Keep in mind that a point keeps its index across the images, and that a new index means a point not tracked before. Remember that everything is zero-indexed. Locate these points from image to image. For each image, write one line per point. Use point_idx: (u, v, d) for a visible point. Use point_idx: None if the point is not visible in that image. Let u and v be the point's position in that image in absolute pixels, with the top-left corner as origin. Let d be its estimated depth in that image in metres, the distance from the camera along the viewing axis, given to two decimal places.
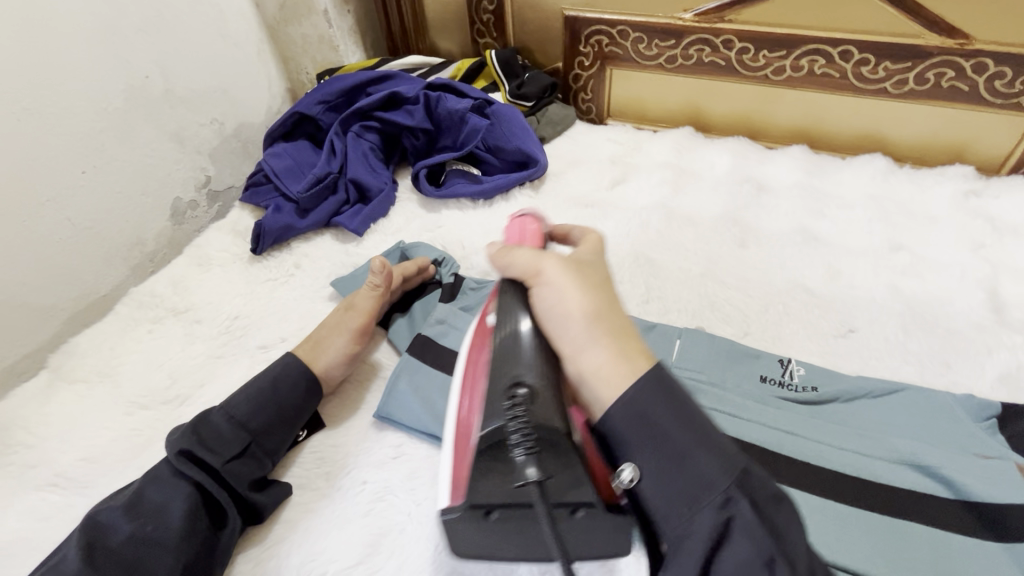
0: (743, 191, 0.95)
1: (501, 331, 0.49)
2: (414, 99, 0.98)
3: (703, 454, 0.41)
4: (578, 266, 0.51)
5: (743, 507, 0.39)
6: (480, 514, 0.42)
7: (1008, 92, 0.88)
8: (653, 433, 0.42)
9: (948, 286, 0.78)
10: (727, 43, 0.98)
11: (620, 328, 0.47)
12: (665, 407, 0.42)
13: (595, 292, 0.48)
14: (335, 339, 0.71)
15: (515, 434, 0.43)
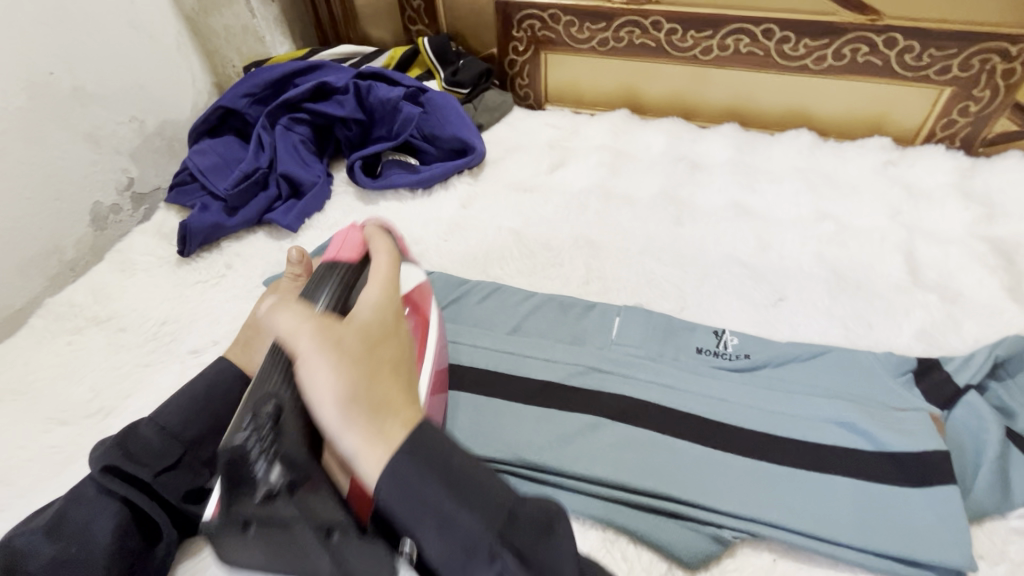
0: (678, 169, 0.97)
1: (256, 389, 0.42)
2: (344, 89, 0.95)
3: (461, 511, 0.37)
4: (348, 331, 0.43)
5: (511, 562, 0.36)
6: (238, 525, 0.39)
7: (918, 65, 0.92)
8: (410, 502, 0.38)
9: (869, 251, 0.82)
10: (655, 24, 0.99)
11: (378, 403, 0.40)
12: (419, 471, 0.38)
13: (354, 367, 0.40)
14: (267, 338, 0.65)
15: (252, 445, 0.39)
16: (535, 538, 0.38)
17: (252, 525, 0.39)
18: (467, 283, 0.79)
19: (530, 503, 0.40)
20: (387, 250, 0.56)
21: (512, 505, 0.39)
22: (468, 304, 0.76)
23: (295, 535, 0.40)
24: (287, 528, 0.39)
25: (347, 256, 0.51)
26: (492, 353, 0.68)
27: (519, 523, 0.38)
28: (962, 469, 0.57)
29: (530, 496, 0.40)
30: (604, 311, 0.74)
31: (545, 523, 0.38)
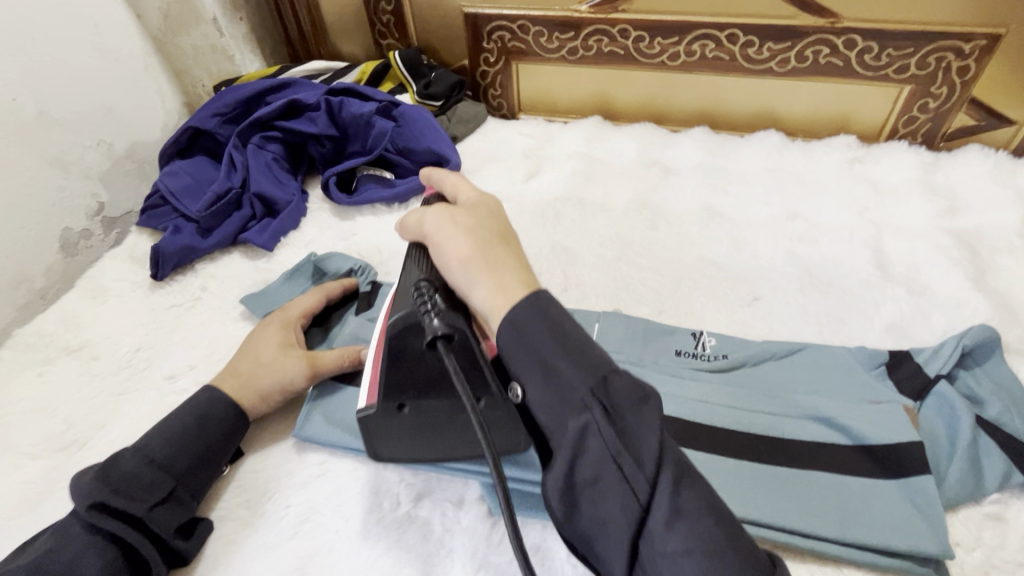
0: (652, 174, 0.98)
1: (408, 280, 0.52)
2: (315, 105, 0.95)
3: (569, 364, 0.40)
4: (462, 212, 0.49)
5: (600, 417, 0.39)
6: (394, 408, 0.52)
7: (877, 64, 0.95)
8: (523, 345, 0.41)
9: (838, 248, 0.84)
10: (623, 32, 1.01)
11: (498, 259, 0.45)
12: (540, 320, 0.41)
13: (473, 233, 0.47)
14: (267, 372, 0.65)
15: (423, 305, 0.47)
16: (627, 406, 0.39)
17: (406, 405, 0.52)
18: None
19: (631, 376, 0.41)
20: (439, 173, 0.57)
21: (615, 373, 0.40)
22: None
23: (442, 405, 0.52)
24: (435, 395, 0.51)
25: (426, 213, 0.50)
26: None
27: (616, 389, 0.40)
28: (935, 466, 0.58)
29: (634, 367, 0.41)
30: (584, 318, 0.74)
31: (644, 399, 0.40)
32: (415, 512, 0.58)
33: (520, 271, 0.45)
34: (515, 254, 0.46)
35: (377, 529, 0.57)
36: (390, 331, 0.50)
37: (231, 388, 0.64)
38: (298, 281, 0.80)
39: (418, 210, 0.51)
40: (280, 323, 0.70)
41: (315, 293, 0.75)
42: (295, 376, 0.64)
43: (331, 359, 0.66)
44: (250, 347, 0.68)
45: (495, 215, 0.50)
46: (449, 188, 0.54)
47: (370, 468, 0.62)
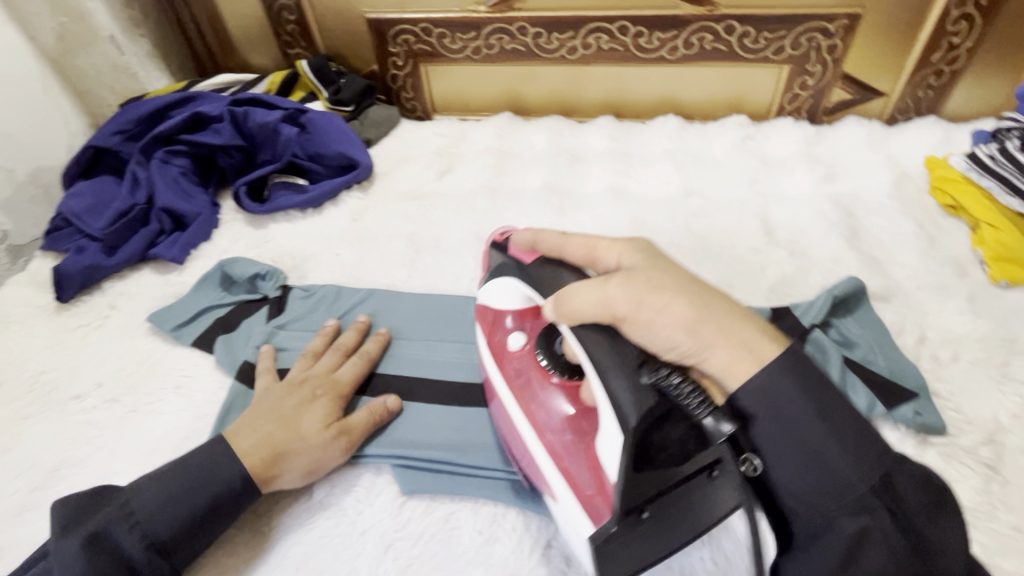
0: (559, 162, 1.02)
1: (610, 369, 0.45)
2: (220, 117, 0.95)
3: (842, 456, 0.42)
4: (653, 276, 0.49)
5: (880, 521, 0.41)
6: (636, 517, 0.43)
7: (756, 47, 1.02)
8: (779, 419, 0.44)
9: (730, 218, 0.89)
10: (521, 30, 1.05)
11: (732, 315, 0.48)
12: (799, 397, 0.44)
13: (684, 294, 0.48)
14: (302, 422, 0.60)
15: (688, 399, 0.43)
16: (918, 506, 0.42)
17: (647, 511, 0.44)
18: (361, 294, 0.81)
19: (914, 471, 0.43)
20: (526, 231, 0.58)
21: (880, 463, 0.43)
22: (363, 312, 0.78)
23: (684, 495, 0.44)
24: (673, 497, 0.44)
25: (607, 288, 0.47)
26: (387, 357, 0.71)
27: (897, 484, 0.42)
28: None
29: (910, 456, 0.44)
30: None
31: (930, 498, 0.42)
32: (326, 498, 0.60)
33: (745, 322, 0.47)
34: (723, 299, 0.49)
35: (290, 521, 0.59)
36: (635, 426, 0.43)
37: (245, 446, 0.57)
38: (206, 289, 0.82)
39: (592, 285, 0.48)
40: (308, 382, 0.64)
41: (333, 350, 0.69)
42: (332, 452, 0.59)
43: (361, 419, 0.62)
44: (255, 410, 0.61)
45: (653, 255, 0.52)
46: (578, 249, 0.54)
47: None
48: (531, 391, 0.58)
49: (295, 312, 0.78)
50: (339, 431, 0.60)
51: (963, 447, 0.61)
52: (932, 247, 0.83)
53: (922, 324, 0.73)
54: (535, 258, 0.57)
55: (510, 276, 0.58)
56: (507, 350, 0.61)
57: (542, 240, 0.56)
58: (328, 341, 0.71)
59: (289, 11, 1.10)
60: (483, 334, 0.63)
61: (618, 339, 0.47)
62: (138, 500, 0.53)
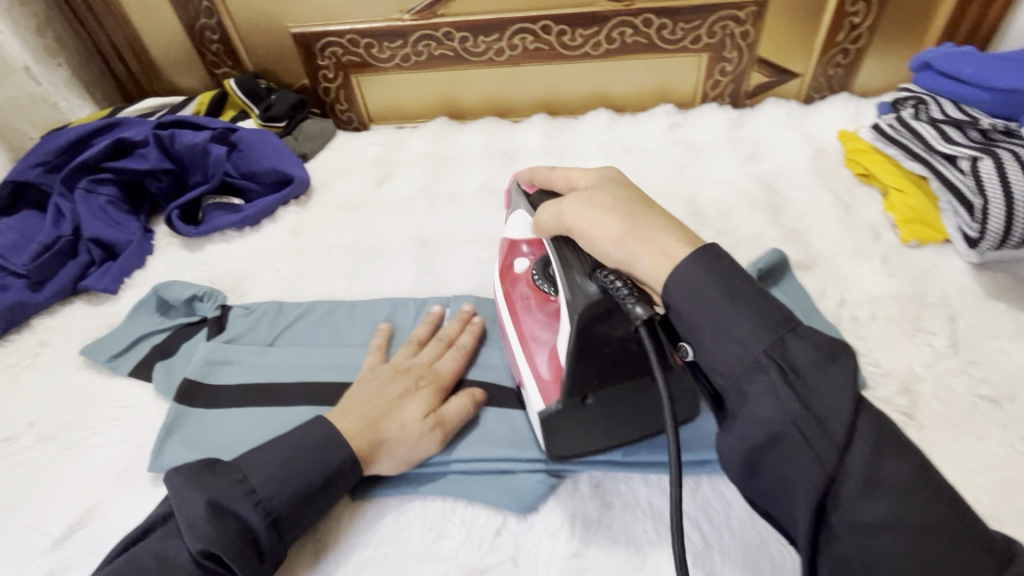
0: (495, 161, 1.04)
1: (572, 269, 0.53)
2: (145, 141, 0.94)
3: (743, 322, 0.40)
4: (598, 195, 0.51)
5: (778, 377, 0.38)
6: (578, 402, 0.54)
7: (675, 38, 1.06)
8: (756, 365, 0.39)
9: (661, 204, 0.93)
10: (448, 35, 1.06)
11: (672, 225, 0.47)
12: (774, 341, 0.39)
13: (621, 211, 0.49)
14: (406, 406, 0.61)
15: (620, 292, 0.47)
16: (809, 365, 0.38)
17: (588, 397, 0.54)
18: (304, 306, 0.81)
19: (814, 335, 0.39)
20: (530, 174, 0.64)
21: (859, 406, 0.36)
22: (306, 325, 0.78)
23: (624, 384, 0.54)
24: (617, 380, 0.54)
25: (562, 205, 0.53)
26: (332, 366, 0.72)
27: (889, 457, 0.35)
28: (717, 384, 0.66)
29: (819, 325, 0.40)
30: (434, 306, 0.79)
31: (827, 354, 0.38)
32: None
33: (679, 232, 0.46)
34: (664, 215, 0.49)
35: None
36: (579, 324, 0.51)
37: (348, 428, 0.57)
38: (143, 315, 0.80)
39: (553, 202, 0.54)
40: (412, 372, 0.65)
41: (436, 340, 0.69)
42: (428, 443, 0.59)
43: (455, 412, 0.62)
44: (358, 395, 0.61)
45: (623, 185, 0.53)
46: (561, 181, 0.59)
47: None
48: (529, 313, 0.64)
49: (236, 330, 0.77)
50: (436, 422, 0.60)
51: (882, 398, 0.64)
52: (848, 214, 0.87)
53: (842, 288, 0.77)
54: (536, 190, 0.63)
55: (520, 212, 0.65)
56: (514, 272, 0.67)
57: (539, 175, 0.63)
58: (432, 330, 0.71)
59: (211, 31, 1.09)
60: (501, 259, 0.69)
61: (575, 250, 0.54)
62: (257, 475, 0.53)
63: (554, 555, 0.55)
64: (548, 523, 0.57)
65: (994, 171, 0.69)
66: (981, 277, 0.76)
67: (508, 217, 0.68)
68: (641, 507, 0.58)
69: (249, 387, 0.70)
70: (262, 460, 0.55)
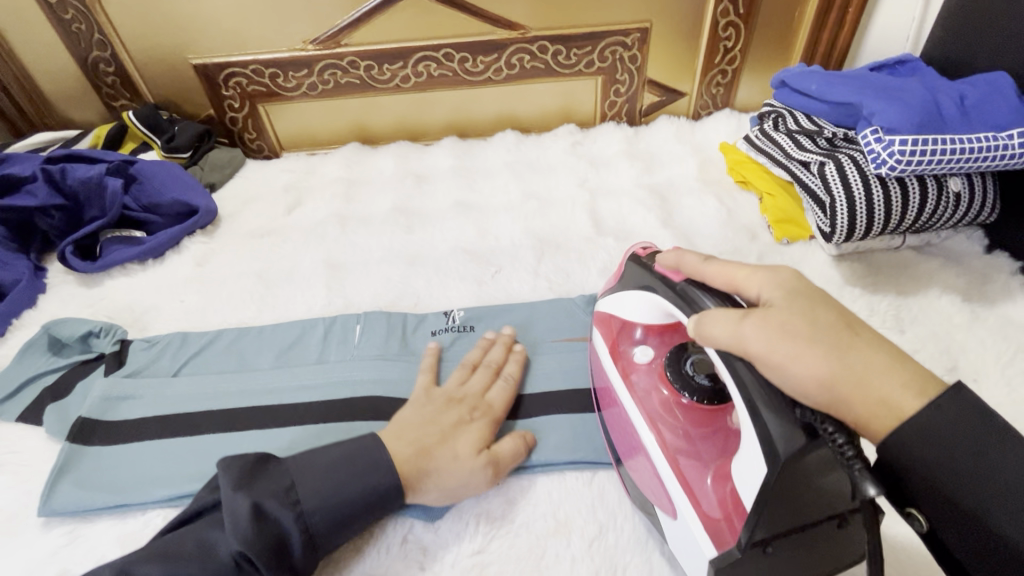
0: (407, 183, 1.07)
1: (760, 401, 0.43)
2: (33, 177, 0.91)
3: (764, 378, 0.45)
4: (787, 312, 0.44)
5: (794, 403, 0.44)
6: (761, 551, 0.44)
7: (570, 63, 1.13)
8: (934, 445, 0.40)
9: (565, 217, 0.98)
10: (353, 64, 1.09)
11: (874, 359, 0.42)
12: (957, 431, 0.39)
13: (816, 343, 0.42)
14: (461, 436, 0.60)
15: (843, 451, 0.39)
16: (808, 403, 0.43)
17: (773, 545, 0.43)
18: (209, 334, 0.80)
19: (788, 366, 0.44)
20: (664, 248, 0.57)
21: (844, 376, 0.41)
22: (211, 354, 0.77)
23: (816, 536, 0.44)
24: (804, 531, 0.43)
25: (738, 323, 0.45)
26: (238, 392, 0.71)
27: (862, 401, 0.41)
28: None
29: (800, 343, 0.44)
30: (343, 326, 0.80)
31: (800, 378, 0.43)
32: None
33: (878, 356, 0.43)
34: (871, 342, 0.43)
35: None
36: (771, 475, 0.41)
37: (401, 450, 0.57)
38: (32, 356, 0.77)
39: (727, 312, 0.46)
40: (465, 401, 0.64)
41: (485, 367, 0.69)
42: (479, 479, 0.58)
43: (508, 452, 0.61)
44: (416, 421, 0.61)
45: (806, 294, 0.46)
46: (708, 274, 0.51)
47: (127, 519, 0.61)
48: (661, 416, 0.56)
49: (136, 364, 0.75)
50: (490, 459, 0.59)
51: None
52: (730, 218, 0.96)
53: None
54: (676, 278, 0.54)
55: (637, 280, 0.59)
56: (633, 362, 0.61)
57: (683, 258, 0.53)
58: (481, 355, 0.71)
59: (106, 63, 1.07)
60: (607, 338, 0.64)
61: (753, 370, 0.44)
62: (302, 488, 0.53)
63: (459, 554, 0.57)
64: (453, 524, 0.59)
65: (835, 172, 0.79)
66: (840, 266, 0.85)
67: (610, 293, 0.64)
68: (539, 498, 0.61)
69: (148, 421, 0.68)
70: (320, 468, 0.54)
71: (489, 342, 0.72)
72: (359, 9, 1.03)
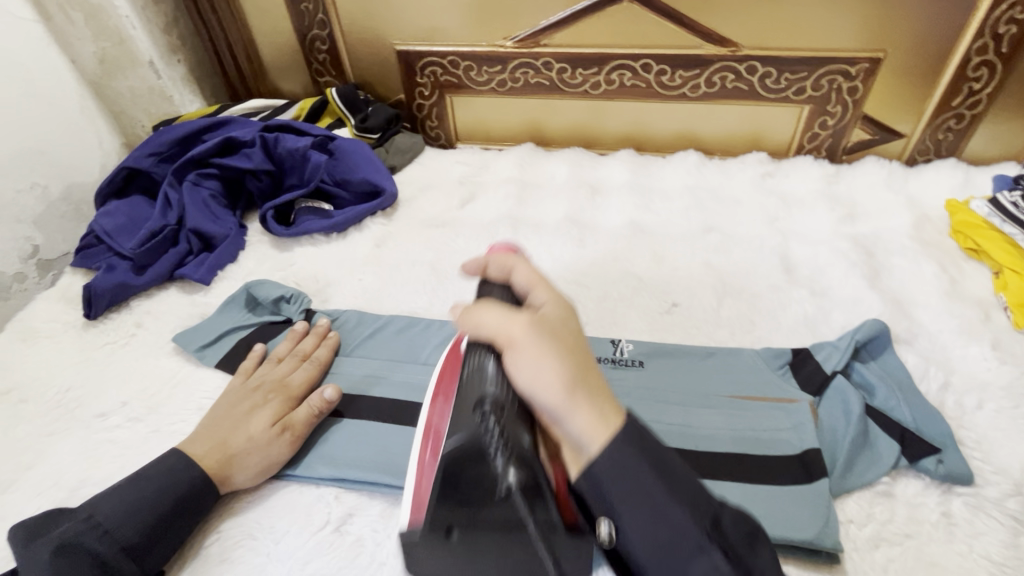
0: (580, 193, 1.04)
1: (469, 387, 0.47)
2: (251, 141, 0.98)
3: (672, 506, 0.38)
4: (547, 326, 0.45)
5: (721, 562, 0.36)
6: (442, 534, 0.48)
7: (777, 87, 1.03)
8: (625, 476, 0.38)
9: (750, 256, 0.90)
10: (547, 65, 1.07)
11: (596, 389, 0.42)
12: (638, 456, 0.39)
13: (570, 357, 0.43)
14: (247, 423, 0.66)
15: (494, 443, 0.45)
16: (740, 541, 0.38)
17: (454, 530, 0.48)
18: (380, 318, 0.82)
19: (730, 511, 0.39)
20: (509, 257, 0.54)
21: (705, 535, 0.37)
22: (383, 339, 0.79)
23: (496, 536, 0.47)
24: (486, 528, 0.47)
25: (508, 317, 0.45)
26: (403, 384, 0.72)
27: (724, 533, 0.38)
28: (828, 453, 0.63)
29: (732, 507, 0.39)
30: None
31: (749, 536, 0.39)
32: (347, 527, 0.61)
33: (609, 400, 0.42)
34: (593, 371, 0.43)
35: (310, 546, 0.59)
36: (443, 461, 0.47)
37: (198, 449, 0.63)
38: (232, 310, 0.83)
39: (500, 309, 0.46)
40: (260, 389, 0.70)
41: (291, 356, 0.74)
42: (279, 448, 0.64)
43: (302, 415, 0.67)
44: (209, 420, 0.67)
45: (568, 325, 0.47)
46: (523, 278, 0.52)
47: (304, 489, 0.64)
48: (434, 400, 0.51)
49: None
50: (283, 427, 0.65)
51: (989, 498, 0.60)
52: (954, 290, 0.82)
53: (946, 369, 0.72)
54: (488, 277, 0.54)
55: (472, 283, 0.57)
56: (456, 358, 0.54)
57: (491, 261, 0.54)
58: (291, 346, 0.76)
59: (321, 41, 1.14)
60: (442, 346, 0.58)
61: (501, 364, 0.46)
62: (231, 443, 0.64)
63: None
64: None
65: None
66: None
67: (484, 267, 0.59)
68: None
69: None
70: (227, 424, 0.65)
71: (299, 334, 0.77)
72: (566, 11, 1.00)
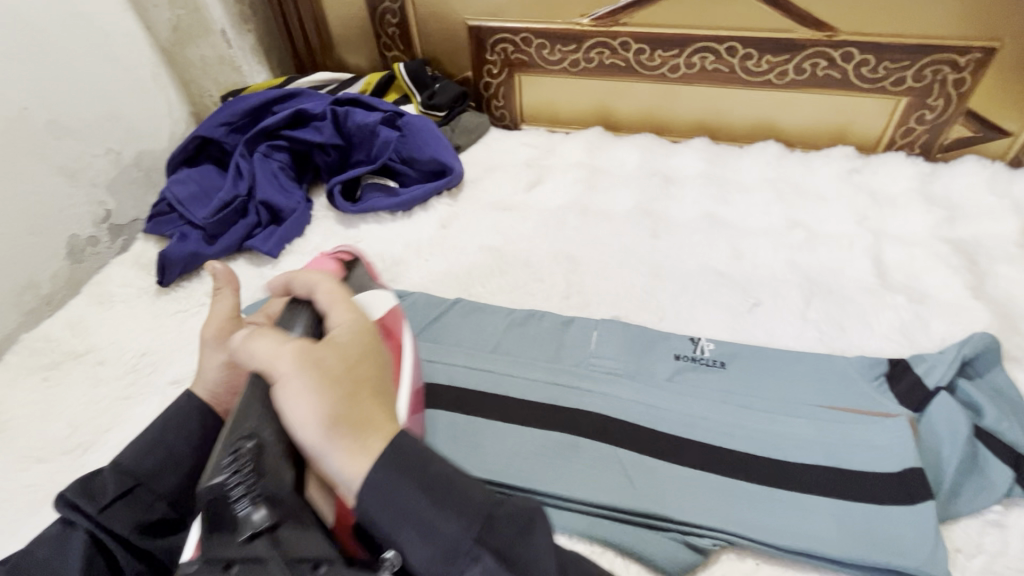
0: (652, 183, 0.99)
1: (233, 426, 0.42)
2: (322, 115, 0.97)
3: (438, 516, 0.39)
4: (323, 354, 0.44)
5: (488, 560, 0.38)
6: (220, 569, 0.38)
7: (874, 76, 0.96)
8: (389, 507, 0.39)
9: (837, 255, 0.85)
10: (624, 45, 1.03)
11: (361, 419, 0.42)
12: (395, 476, 0.40)
13: (336, 387, 0.42)
14: None
15: (235, 486, 0.39)
16: (509, 534, 0.40)
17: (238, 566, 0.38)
18: (447, 302, 0.80)
19: (506, 503, 0.41)
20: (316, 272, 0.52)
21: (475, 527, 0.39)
22: (450, 325, 0.77)
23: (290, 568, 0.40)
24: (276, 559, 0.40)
25: (279, 347, 0.44)
26: (472, 365, 0.70)
27: (494, 521, 0.40)
28: (932, 472, 0.59)
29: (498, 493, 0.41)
30: (581, 325, 0.75)
31: (517, 523, 0.40)
32: None
33: (381, 417, 0.43)
34: (370, 398, 0.44)
35: None
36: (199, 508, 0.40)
37: None
38: None
39: (273, 336, 0.45)
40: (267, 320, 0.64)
41: None
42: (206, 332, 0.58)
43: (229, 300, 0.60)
44: None
45: (364, 348, 0.47)
46: (325, 299, 0.50)
47: None
48: None
49: None
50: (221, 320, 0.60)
51: None
52: None
53: None
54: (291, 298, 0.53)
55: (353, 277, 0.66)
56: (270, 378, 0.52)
57: (296, 277, 0.52)
58: None
59: (392, 14, 1.11)
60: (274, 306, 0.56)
61: (268, 399, 0.43)
62: None
63: None
64: None
65: None
66: None
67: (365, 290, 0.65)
68: None
69: None
70: None
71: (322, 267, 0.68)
72: None
